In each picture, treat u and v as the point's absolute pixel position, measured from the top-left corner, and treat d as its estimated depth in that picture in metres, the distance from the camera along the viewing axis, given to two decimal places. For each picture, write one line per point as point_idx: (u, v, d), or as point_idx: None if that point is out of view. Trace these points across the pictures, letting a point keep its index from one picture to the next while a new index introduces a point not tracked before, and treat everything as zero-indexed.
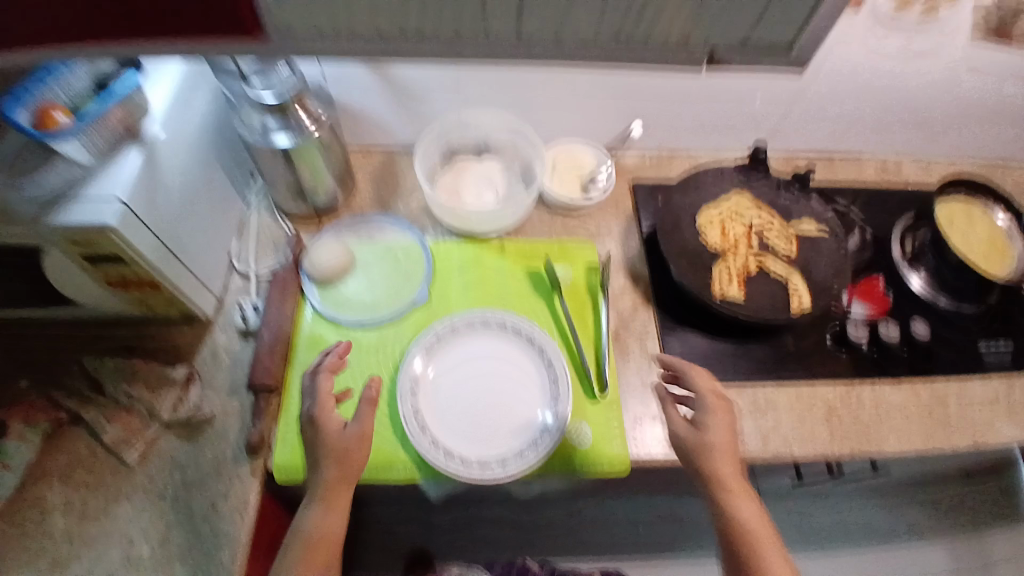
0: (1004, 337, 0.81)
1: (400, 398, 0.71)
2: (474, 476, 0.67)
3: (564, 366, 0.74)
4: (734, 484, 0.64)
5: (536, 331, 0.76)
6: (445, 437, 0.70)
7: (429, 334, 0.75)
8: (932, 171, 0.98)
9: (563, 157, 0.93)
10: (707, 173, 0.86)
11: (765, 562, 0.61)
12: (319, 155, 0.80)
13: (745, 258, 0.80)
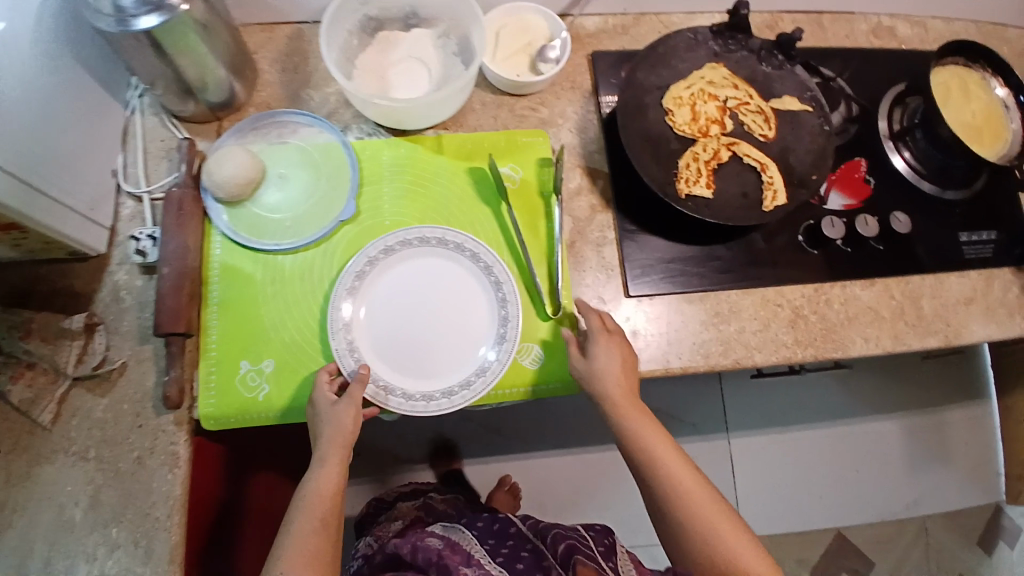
0: (983, 231, 0.80)
1: (331, 336, 0.65)
2: (419, 411, 0.64)
3: (513, 287, 0.67)
4: (626, 403, 0.63)
5: (480, 248, 0.68)
6: (386, 371, 0.66)
7: (359, 259, 0.67)
8: (930, 32, 0.87)
9: (507, 22, 0.76)
10: (679, 40, 0.72)
11: (664, 469, 0.62)
12: (198, 40, 0.64)
13: (717, 144, 0.69)
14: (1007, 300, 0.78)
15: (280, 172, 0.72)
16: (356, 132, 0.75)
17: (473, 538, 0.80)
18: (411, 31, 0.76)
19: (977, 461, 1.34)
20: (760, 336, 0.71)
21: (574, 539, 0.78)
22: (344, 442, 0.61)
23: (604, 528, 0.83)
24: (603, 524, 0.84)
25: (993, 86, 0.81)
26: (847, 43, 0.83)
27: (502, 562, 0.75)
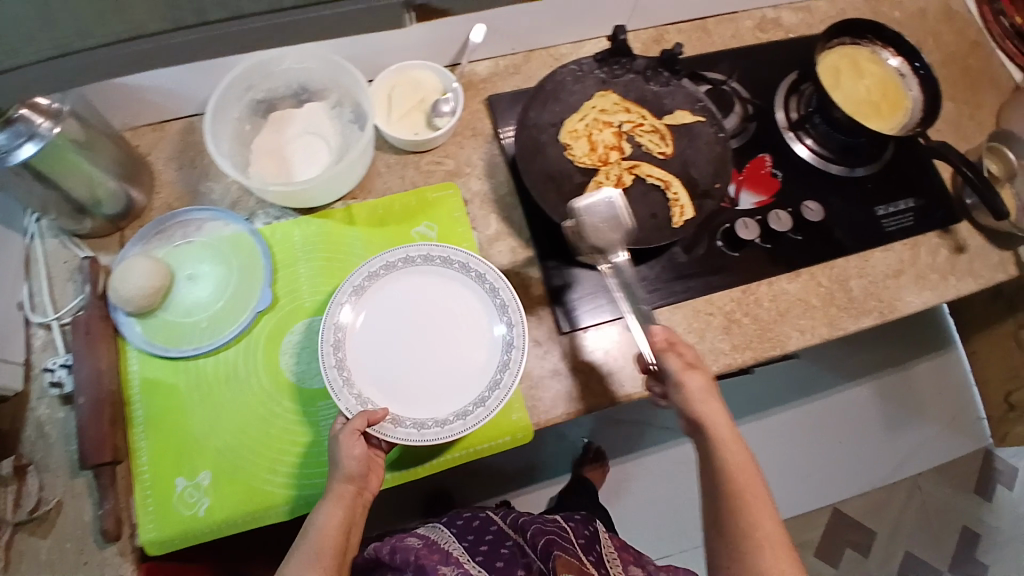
0: (900, 201, 0.81)
1: (336, 396, 0.62)
2: (460, 430, 0.62)
3: (498, 274, 0.67)
4: (724, 434, 0.60)
5: (450, 250, 0.68)
6: (404, 408, 0.64)
7: (332, 307, 0.65)
8: (814, 15, 0.89)
9: (398, 82, 0.75)
10: (565, 74, 0.73)
11: (750, 507, 0.58)
12: (82, 157, 0.63)
13: (618, 170, 0.71)
14: (934, 264, 0.80)
15: (189, 272, 0.71)
16: (263, 218, 0.73)
17: (451, 537, 0.80)
18: (305, 106, 0.76)
19: (954, 409, 1.36)
20: (698, 349, 0.72)
21: (554, 531, 0.75)
22: (350, 476, 0.62)
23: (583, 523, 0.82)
24: (580, 515, 0.87)
25: (885, 59, 0.81)
26: (734, 42, 0.86)
27: (483, 563, 0.74)
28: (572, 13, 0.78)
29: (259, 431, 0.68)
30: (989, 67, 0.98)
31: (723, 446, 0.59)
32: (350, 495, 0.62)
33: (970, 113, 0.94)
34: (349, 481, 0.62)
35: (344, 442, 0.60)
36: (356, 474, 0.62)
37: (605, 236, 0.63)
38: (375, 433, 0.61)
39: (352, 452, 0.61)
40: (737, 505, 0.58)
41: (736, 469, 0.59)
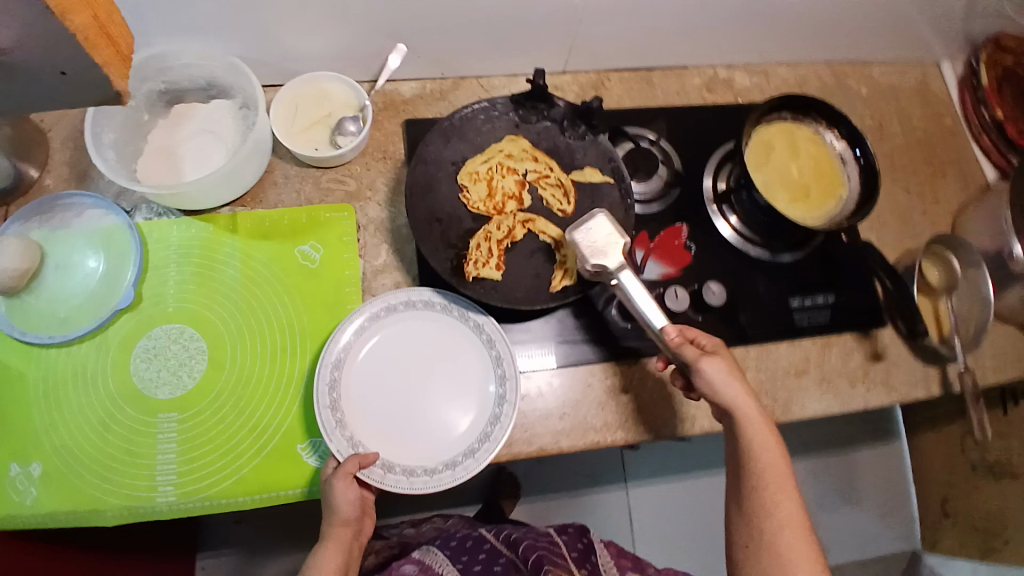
0: (820, 295, 0.77)
1: (328, 437, 0.61)
2: (448, 481, 0.61)
3: (496, 326, 0.66)
4: (747, 417, 0.59)
5: (451, 297, 0.67)
6: (396, 454, 0.62)
7: (333, 348, 0.64)
8: (762, 86, 0.88)
9: (308, 93, 0.73)
10: (475, 111, 0.70)
11: (766, 494, 0.59)
12: None
13: (512, 222, 0.68)
14: (845, 368, 0.76)
15: (58, 261, 0.69)
16: (145, 212, 0.72)
17: (445, 559, 0.77)
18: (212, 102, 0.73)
19: (886, 497, 1.31)
20: (567, 420, 0.69)
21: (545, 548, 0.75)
22: (342, 521, 0.62)
23: (577, 529, 0.83)
24: (576, 524, 0.84)
25: (828, 141, 0.76)
26: (676, 99, 0.84)
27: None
28: (502, 47, 0.76)
29: (95, 434, 0.66)
30: (957, 160, 0.90)
31: (749, 427, 0.59)
32: (348, 536, 0.63)
33: (923, 209, 0.86)
34: (346, 524, 0.63)
35: (338, 487, 0.59)
36: (351, 517, 0.63)
37: (602, 255, 0.60)
38: (365, 479, 0.60)
39: (346, 497, 0.60)
40: (757, 484, 0.59)
41: (761, 448, 0.59)
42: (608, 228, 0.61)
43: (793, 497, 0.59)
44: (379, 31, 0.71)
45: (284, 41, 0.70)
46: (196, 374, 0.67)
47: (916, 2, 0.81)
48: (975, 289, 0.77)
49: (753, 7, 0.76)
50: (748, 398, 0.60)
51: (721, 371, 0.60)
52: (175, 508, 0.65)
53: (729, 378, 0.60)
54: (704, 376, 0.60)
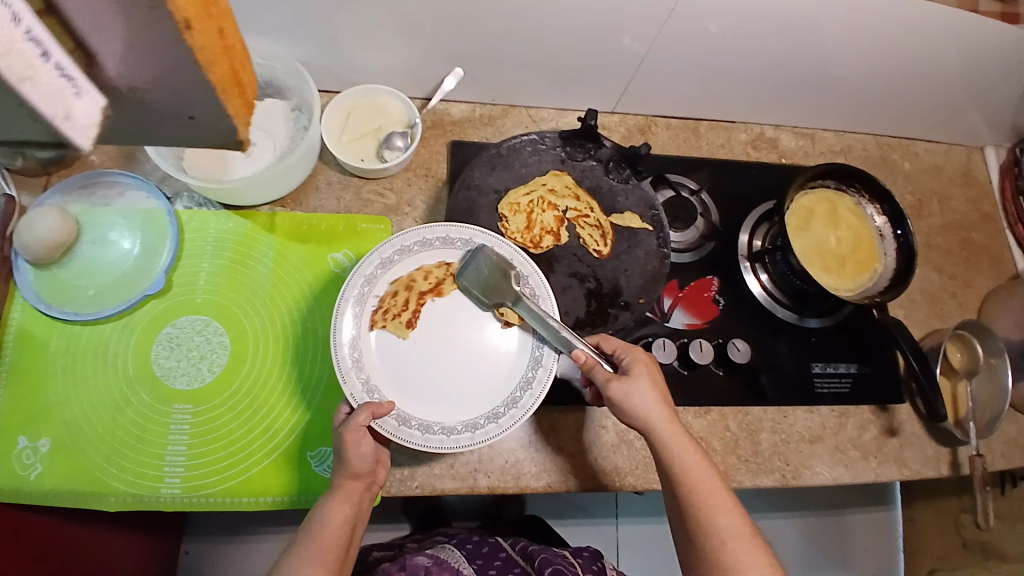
0: (844, 365, 0.77)
1: (343, 378, 0.59)
2: (466, 444, 0.59)
3: (542, 279, 0.62)
4: (671, 439, 0.58)
5: (495, 242, 0.64)
6: (411, 404, 0.61)
7: (356, 280, 0.61)
8: (806, 149, 0.88)
9: (361, 103, 0.73)
10: (525, 144, 0.71)
11: (715, 526, 0.56)
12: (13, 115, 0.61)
13: (444, 273, 0.64)
14: (859, 441, 0.75)
15: (94, 237, 0.69)
16: (186, 200, 0.72)
17: (462, 556, 0.78)
18: (266, 100, 0.73)
19: (878, 569, 1.28)
20: (576, 460, 0.69)
21: (561, 564, 0.75)
22: (354, 476, 0.59)
23: (592, 552, 0.82)
24: (590, 549, 0.83)
25: (869, 215, 0.76)
26: (720, 152, 0.84)
27: None
28: (559, 82, 0.77)
29: (108, 416, 0.66)
30: (990, 249, 0.91)
31: (670, 452, 0.58)
32: (359, 489, 0.60)
33: (953, 291, 0.87)
34: (356, 478, 0.59)
35: (350, 439, 0.57)
36: (362, 471, 0.59)
37: (498, 290, 0.62)
38: (379, 430, 0.58)
39: (358, 451, 0.58)
40: (694, 516, 0.56)
41: (693, 477, 0.57)
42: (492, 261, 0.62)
43: (734, 508, 0.57)
44: (442, 55, 0.72)
45: (348, 50, 0.71)
46: (215, 368, 0.67)
47: (969, 88, 0.82)
48: (995, 378, 0.75)
49: (810, 73, 0.77)
50: (665, 412, 0.58)
51: (636, 385, 0.59)
52: (179, 501, 0.64)
53: (647, 388, 0.59)
54: (626, 401, 0.58)
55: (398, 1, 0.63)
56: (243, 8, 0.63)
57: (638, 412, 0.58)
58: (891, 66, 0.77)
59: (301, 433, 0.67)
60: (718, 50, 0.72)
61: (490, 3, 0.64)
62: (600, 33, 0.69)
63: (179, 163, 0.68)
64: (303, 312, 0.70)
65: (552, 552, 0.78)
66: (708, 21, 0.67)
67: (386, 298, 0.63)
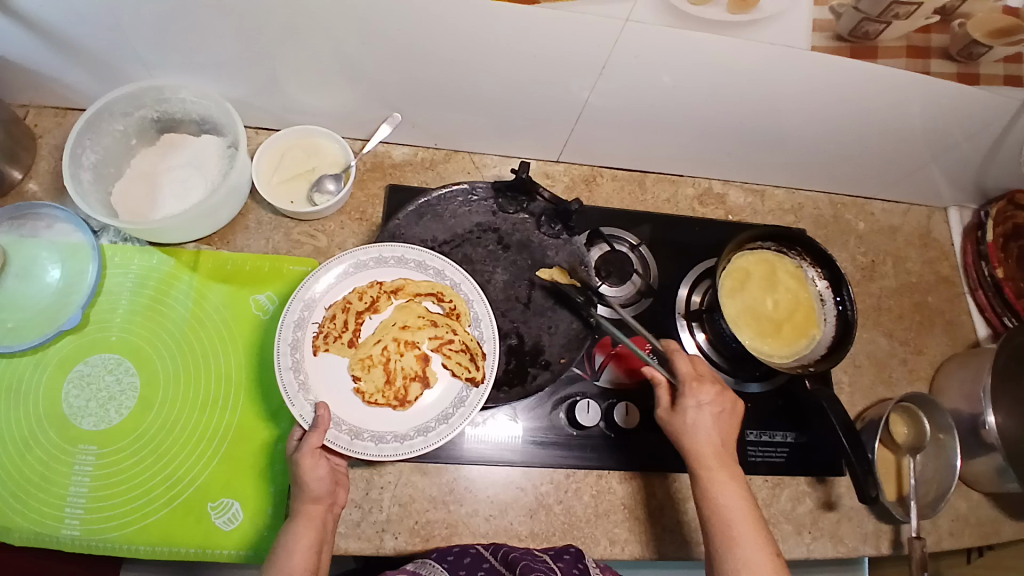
0: (782, 434, 0.74)
1: (290, 401, 0.59)
2: (419, 447, 0.60)
3: (474, 285, 0.65)
4: (713, 462, 0.60)
5: (426, 255, 0.66)
6: (362, 419, 0.61)
7: (295, 305, 0.62)
8: (755, 206, 0.87)
9: (297, 146, 0.73)
10: (456, 196, 0.71)
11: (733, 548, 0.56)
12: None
13: (377, 292, 0.65)
14: (793, 513, 0.73)
15: (19, 270, 0.68)
16: (113, 235, 0.71)
17: None
18: (202, 137, 0.73)
19: None
20: (492, 523, 0.66)
21: None
22: (315, 499, 0.58)
23: None
24: None
25: (810, 278, 0.74)
26: (665, 206, 0.84)
27: None
28: (500, 131, 0.77)
29: (11, 454, 0.64)
30: (946, 314, 0.89)
31: (710, 474, 0.59)
32: (321, 513, 0.58)
33: (904, 357, 0.85)
34: (318, 501, 0.58)
35: (305, 463, 0.57)
36: (322, 493, 0.59)
37: None
38: (332, 445, 0.58)
39: (315, 473, 0.58)
40: (718, 532, 0.57)
41: (724, 503, 0.58)
42: None
43: (756, 531, 0.57)
44: (379, 101, 0.72)
45: (283, 94, 0.71)
46: (124, 410, 0.66)
47: (929, 149, 0.81)
48: (943, 455, 0.73)
49: (753, 130, 0.76)
50: (713, 434, 0.61)
51: (686, 413, 0.61)
52: (77, 544, 0.62)
53: (709, 423, 0.61)
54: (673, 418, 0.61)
55: (330, 48, 0.63)
56: (171, 47, 0.63)
57: (690, 431, 0.61)
58: (834, 127, 0.76)
59: (205, 482, 0.65)
60: (662, 100, 0.71)
61: (427, 50, 0.63)
62: (534, 86, 0.69)
63: (110, 203, 0.70)
64: (221, 356, 0.68)
65: (535, 561, 0.59)
66: (658, 77, 0.67)
67: (325, 322, 0.63)
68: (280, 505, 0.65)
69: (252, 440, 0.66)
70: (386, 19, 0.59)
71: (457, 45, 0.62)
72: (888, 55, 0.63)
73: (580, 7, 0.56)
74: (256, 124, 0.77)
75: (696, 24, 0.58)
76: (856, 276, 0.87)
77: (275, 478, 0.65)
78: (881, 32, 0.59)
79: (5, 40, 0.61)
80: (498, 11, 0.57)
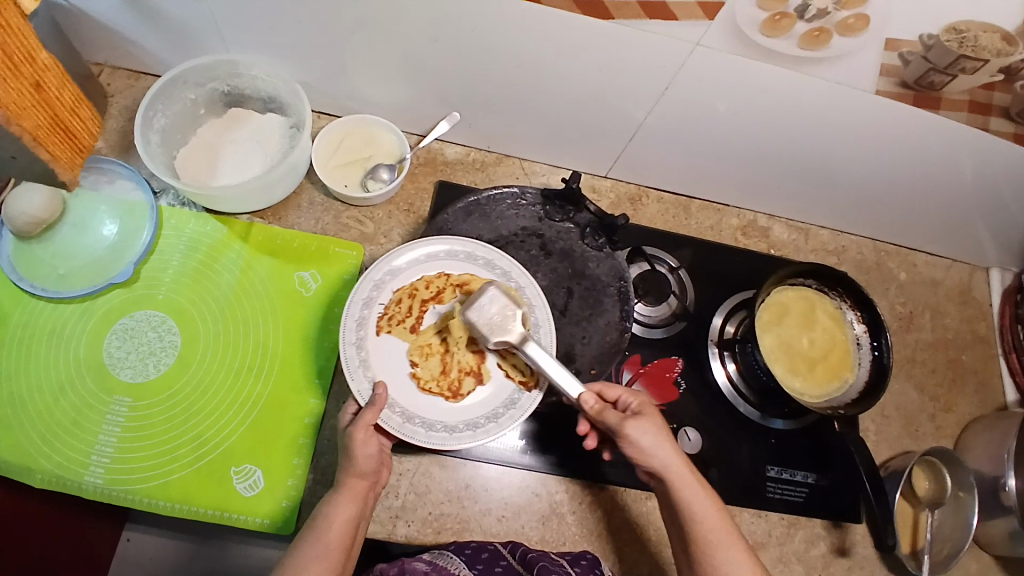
0: (803, 474, 0.73)
1: (349, 375, 0.60)
2: (467, 441, 0.60)
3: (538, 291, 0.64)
4: (682, 481, 0.56)
5: (494, 254, 0.65)
6: (415, 404, 0.62)
7: (365, 284, 0.63)
8: (797, 243, 0.87)
9: (356, 132, 0.76)
10: (504, 198, 0.72)
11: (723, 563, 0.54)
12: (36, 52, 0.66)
13: (443, 283, 0.65)
14: (805, 555, 0.72)
15: (76, 220, 0.71)
16: (171, 197, 0.74)
17: None
18: (267, 115, 0.76)
19: None
20: (503, 524, 0.67)
21: None
22: (359, 473, 0.59)
23: None
24: None
25: (848, 321, 0.74)
26: (708, 233, 0.84)
27: None
28: (553, 141, 0.78)
29: (49, 396, 0.66)
30: (980, 375, 0.87)
31: (686, 493, 0.56)
32: (363, 489, 0.59)
33: (933, 413, 0.84)
34: (361, 477, 0.60)
35: (357, 438, 0.58)
36: (368, 471, 0.60)
37: (500, 330, 0.60)
38: (384, 426, 0.59)
39: (367, 450, 0.59)
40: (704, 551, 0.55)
41: (705, 520, 0.56)
42: (501, 300, 0.61)
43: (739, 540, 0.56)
44: (439, 98, 0.73)
45: (349, 82, 0.73)
46: (161, 367, 0.68)
47: (981, 206, 0.80)
48: (960, 512, 0.72)
49: (805, 167, 0.76)
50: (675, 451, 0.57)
51: (646, 435, 0.57)
52: (100, 491, 0.64)
53: (663, 437, 0.57)
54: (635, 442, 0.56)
55: (401, 43, 0.65)
56: (251, 25, 0.66)
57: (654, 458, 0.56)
58: (888, 174, 0.76)
59: (229, 448, 0.66)
60: (717, 128, 0.72)
61: (493, 53, 0.65)
62: (592, 100, 0.70)
63: (172, 166, 0.72)
64: (260, 326, 0.70)
65: (553, 564, 0.60)
66: (717, 104, 0.67)
67: (391, 305, 0.64)
68: (299, 478, 0.66)
69: (280, 413, 0.67)
70: (456, 19, 0.60)
71: (523, 52, 0.64)
72: (950, 107, 0.62)
73: (649, 27, 0.57)
74: (319, 107, 0.79)
75: (757, 54, 0.59)
76: (892, 325, 0.86)
77: (298, 451, 0.66)
78: (946, 84, 0.58)
79: (99, 2, 0.65)
80: (568, 23, 0.59)
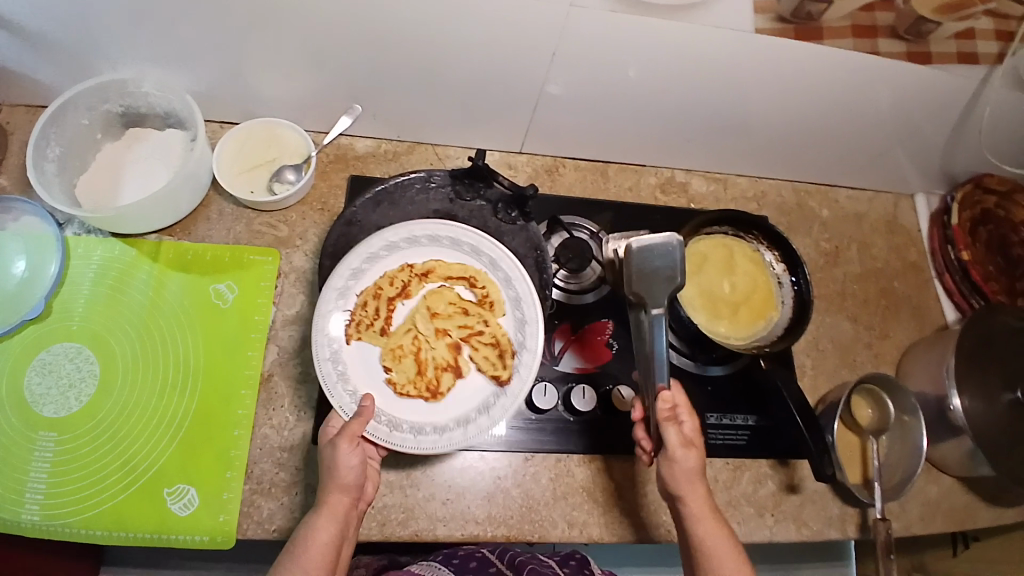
0: (741, 418, 0.74)
1: (330, 390, 0.61)
2: (458, 438, 0.62)
3: (513, 264, 0.67)
4: (700, 509, 0.59)
5: (460, 232, 0.68)
6: (394, 409, 0.63)
7: (330, 294, 0.64)
8: (718, 195, 0.88)
9: (260, 135, 0.75)
10: (413, 183, 0.72)
11: None
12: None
13: (408, 276, 0.67)
14: (755, 496, 0.73)
15: None
16: (77, 227, 0.72)
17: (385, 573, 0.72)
18: (167, 131, 0.75)
19: None
20: (449, 507, 0.67)
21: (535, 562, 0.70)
22: (347, 490, 0.58)
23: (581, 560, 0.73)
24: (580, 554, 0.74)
25: (767, 262, 0.75)
26: (627, 195, 0.85)
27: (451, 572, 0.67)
28: (460, 122, 0.78)
29: None
30: (913, 300, 0.89)
31: (698, 519, 0.58)
32: (346, 506, 0.58)
33: (869, 341, 0.86)
34: (344, 492, 0.58)
35: (342, 448, 0.57)
36: (351, 484, 0.58)
37: None
38: (373, 436, 0.60)
39: (350, 462, 0.58)
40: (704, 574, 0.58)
41: (711, 547, 0.58)
42: None
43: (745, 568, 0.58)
44: (338, 93, 0.73)
45: (245, 88, 0.72)
46: (82, 398, 0.66)
47: (890, 133, 0.81)
48: (909, 437, 0.73)
49: (711, 117, 0.77)
50: (702, 485, 0.59)
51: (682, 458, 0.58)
52: (35, 528, 0.63)
53: (695, 465, 0.59)
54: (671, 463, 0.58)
55: (287, 40, 0.65)
56: (133, 42, 0.65)
57: (685, 482, 0.59)
58: (791, 114, 0.77)
59: (158, 470, 0.65)
60: (617, 89, 0.72)
61: (381, 39, 0.64)
62: (490, 75, 0.70)
63: (73, 194, 0.71)
64: (179, 342, 0.69)
65: None
66: (611, 62, 0.68)
67: (357, 310, 0.65)
68: (235, 490, 0.65)
69: (209, 430, 0.67)
70: (336, 7, 0.60)
71: (410, 34, 0.64)
72: (835, 36, 0.63)
73: None
74: (221, 118, 0.78)
75: (637, 9, 0.59)
76: (819, 262, 0.88)
77: (231, 464, 0.66)
78: (824, 11, 0.60)
79: None
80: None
